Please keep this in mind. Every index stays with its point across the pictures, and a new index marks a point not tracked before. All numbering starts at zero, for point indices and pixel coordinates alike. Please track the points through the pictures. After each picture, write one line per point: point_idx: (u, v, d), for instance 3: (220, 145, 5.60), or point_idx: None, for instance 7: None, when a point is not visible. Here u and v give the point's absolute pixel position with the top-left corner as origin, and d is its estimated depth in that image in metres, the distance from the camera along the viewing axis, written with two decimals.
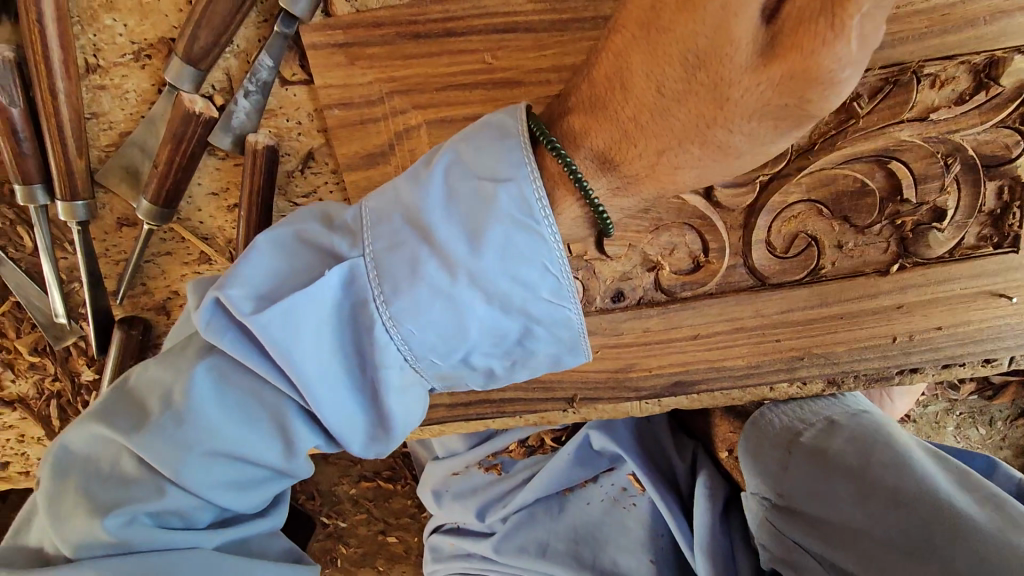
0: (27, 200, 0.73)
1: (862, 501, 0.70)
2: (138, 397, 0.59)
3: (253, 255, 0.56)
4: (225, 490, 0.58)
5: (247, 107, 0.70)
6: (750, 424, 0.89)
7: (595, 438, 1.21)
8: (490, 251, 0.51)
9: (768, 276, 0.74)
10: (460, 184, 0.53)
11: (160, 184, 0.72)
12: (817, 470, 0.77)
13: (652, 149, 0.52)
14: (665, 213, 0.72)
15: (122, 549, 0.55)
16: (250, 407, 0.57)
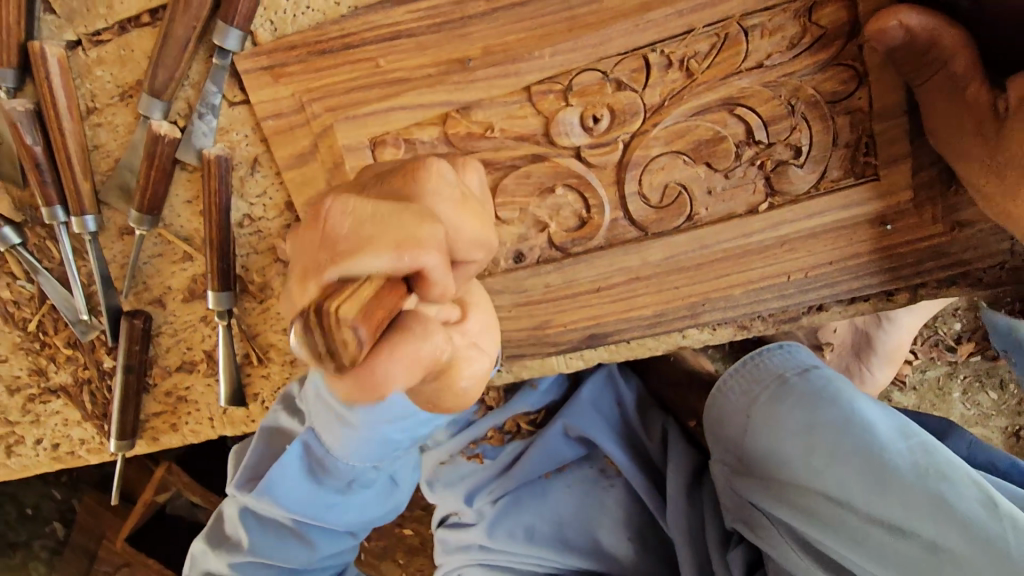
0: (50, 218, 0.94)
1: (810, 457, 0.83)
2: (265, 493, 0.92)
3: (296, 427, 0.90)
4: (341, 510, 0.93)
5: (202, 126, 0.87)
6: (714, 394, 0.97)
7: (570, 427, 1.24)
8: (369, 409, 0.80)
9: (647, 225, 0.82)
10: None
11: (142, 195, 0.90)
12: (774, 433, 0.88)
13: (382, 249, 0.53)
14: (546, 177, 0.82)
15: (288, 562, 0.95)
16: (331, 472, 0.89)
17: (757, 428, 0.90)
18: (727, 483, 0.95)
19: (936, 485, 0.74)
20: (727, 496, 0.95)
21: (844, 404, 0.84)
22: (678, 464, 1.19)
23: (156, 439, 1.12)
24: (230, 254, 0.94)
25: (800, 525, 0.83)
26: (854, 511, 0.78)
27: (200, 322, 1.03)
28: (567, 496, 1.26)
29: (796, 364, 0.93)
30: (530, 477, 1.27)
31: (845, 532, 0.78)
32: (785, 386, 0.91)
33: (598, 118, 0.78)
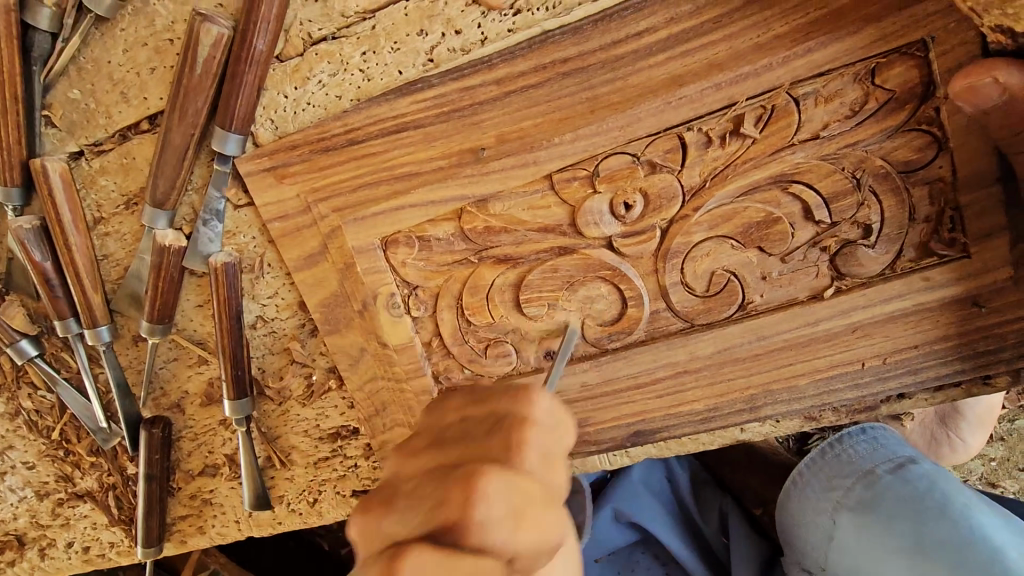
0: (65, 331, 0.91)
1: (916, 575, 0.81)
2: None
3: None
4: None
5: (207, 233, 0.83)
6: (790, 484, 1.02)
7: (622, 512, 1.14)
8: None
9: (694, 317, 0.72)
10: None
11: (152, 306, 0.86)
12: (869, 542, 0.87)
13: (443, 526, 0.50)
14: (575, 270, 0.73)
15: None
16: None
17: (847, 538, 0.91)
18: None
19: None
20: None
21: (952, 513, 0.83)
22: (743, 552, 1.10)
23: (183, 541, 1.07)
24: (243, 360, 0.88)
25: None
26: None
27: (220, 425, 0.98)
28: None
29: (888, 460, 0.95)
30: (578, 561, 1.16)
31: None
32: (879, 489, 0.91)
33: (631, 205, 0.69)
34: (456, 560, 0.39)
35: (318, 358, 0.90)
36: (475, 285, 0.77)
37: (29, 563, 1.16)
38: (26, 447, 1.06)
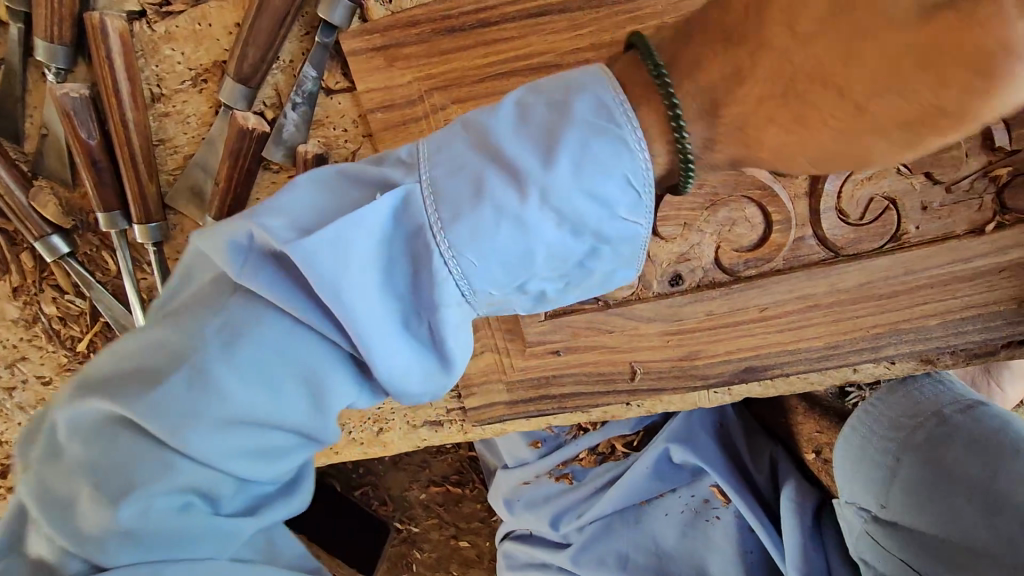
0: (110, 226, 0.79)
1: (988, 515, 0.71)
2: (148, 384, 0.47)
3: (296, 191, 0.50)
4: (244, 460, 0.49)
5: (296, 118, 0.72)
6: (851, 429, 0.88)
7: (675, 450, 1.13)
8: (505, 210, 0.46)
9: (842, 246, 0.69)
10: (538, 115, 0.47)
11: (221, 202, 0.75)
12: (936, 480, 0.77)
13: (763, 115, 0.45)
14: (721, 187, 0.68)
15: (135, 541, 0.47)
16: (275, 370, 0.48)
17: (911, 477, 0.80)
18: (861, 534, 0.85)
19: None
20: (866, 545, 0.85)
21: None
22: (800, 493, 1.07)
23: None
24: None
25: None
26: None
27: None
28: (665, 525, 1.16)
29: (956, 403, 0.83)
30: (625, 500, 1.17)
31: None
32: (948, 433, 0.80)
33: None
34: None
35: None
36: None
37: (3, 499, 0.98)
38: (42, 360, 0.93)
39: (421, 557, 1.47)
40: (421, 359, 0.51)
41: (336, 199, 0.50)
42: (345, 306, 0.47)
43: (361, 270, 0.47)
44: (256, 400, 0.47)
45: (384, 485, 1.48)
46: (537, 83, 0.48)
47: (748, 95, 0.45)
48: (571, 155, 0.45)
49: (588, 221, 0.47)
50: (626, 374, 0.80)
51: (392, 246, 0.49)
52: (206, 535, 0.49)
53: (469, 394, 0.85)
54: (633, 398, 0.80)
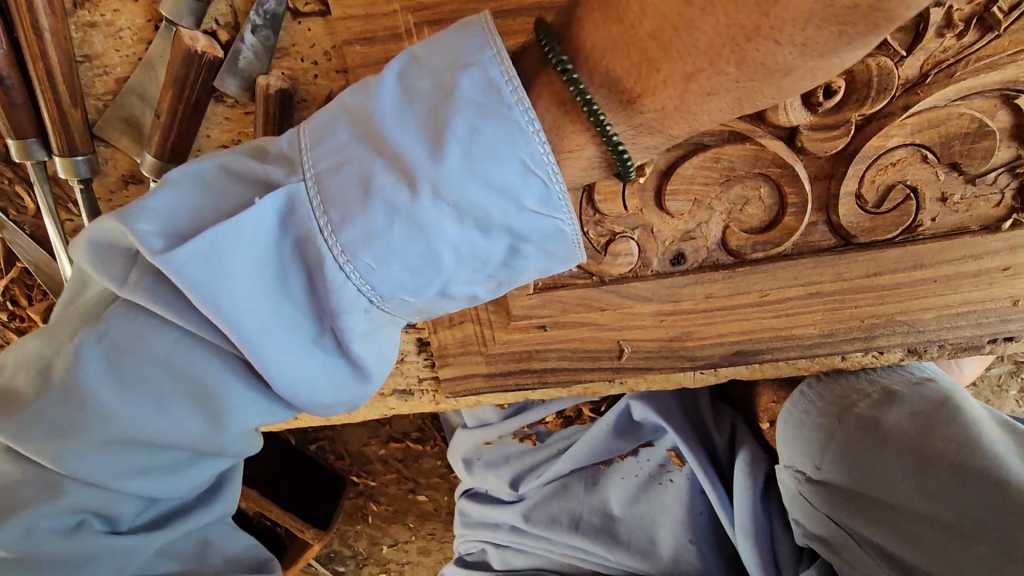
0: (23, 156, 0.66)
1: (918, 475, 0.62)
2: (38, 412, 0.49)
3: (169, 192, 0.48)
4: (136, 479, 0.51)
5: (254, 43, 0.61)
6: (795, 393, 0.77)
7: (635, 407, 1.02)
8: (400, 212, 0.46)
9: (855, 235, 0.65)
10: (424, 96, 0.45)
11: (164, 137, 0.64)
12: (869, 442, 0.68)
13: (674, 80, 0.42)
14: (739, 162, 0.62)
15: (34, 560, 0.51)
16: (161, 388, 0.49)
17: (853, 441, 0.69)
18: (795, 495, 0.75)
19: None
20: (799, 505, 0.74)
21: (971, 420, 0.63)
22: (756, 463, 0.95)
23: None
24: None
25: (893, 544, 0.62)
26: (978, 542, 0.56)
27: None
28: (620, 490, 1.06)
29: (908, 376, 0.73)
30: (583, 462, 1.09)
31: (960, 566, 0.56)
32: (894, 399, 0.70)
33: (833, 91, 0.57)
34: None
35: None
36: None
37: None
38: None
39: (376, 510, 1.45)
40: (330, 367, 0.51)
41: (214, 197, 0.48)
42: (228, 316, 0.46)
43: (246, 274, 0.47)
44: (145, 417, 0.49)
45: (342, 441, 1.42)
46: (421, 61, 0.46)
47: (672, 79, 0.42)
48: (458, 141, 0.44)
49: (487, 212, 0.46)
50: (612, 352, 0.75)
51: (282, 247, 0.48)
52: (105, 549, 0.53)
53: (442, 365, 0.79)
54: (618, 376, 0.76)
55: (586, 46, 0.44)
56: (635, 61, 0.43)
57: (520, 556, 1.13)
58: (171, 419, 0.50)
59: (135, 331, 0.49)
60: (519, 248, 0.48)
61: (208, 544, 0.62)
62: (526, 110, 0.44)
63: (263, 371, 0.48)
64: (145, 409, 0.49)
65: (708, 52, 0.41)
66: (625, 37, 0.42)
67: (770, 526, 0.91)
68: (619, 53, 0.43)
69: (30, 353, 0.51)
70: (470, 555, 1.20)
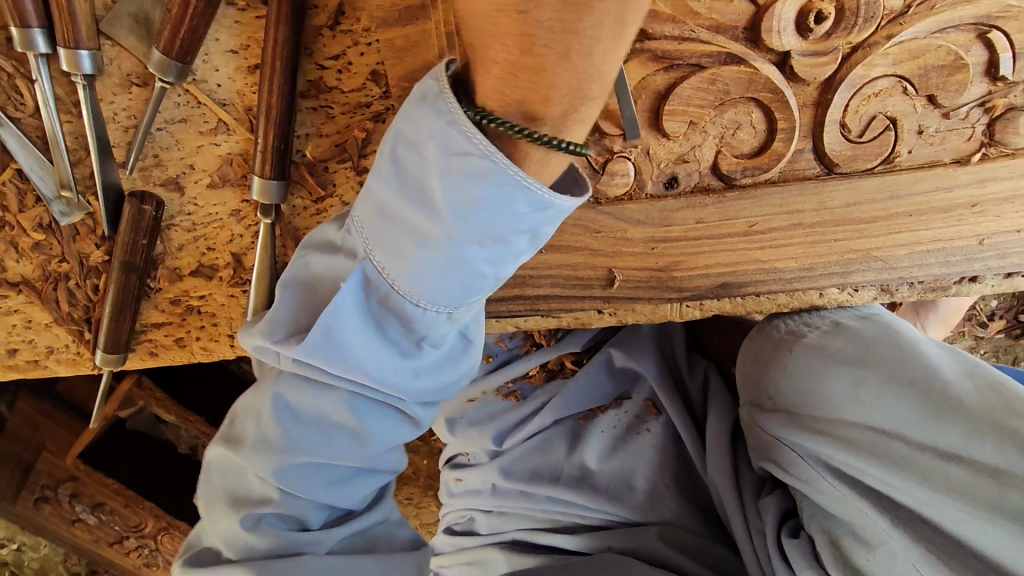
0: (26, 47, 0.66)
1: (852, 391, 0.67)
2: (255, 442, 0.66)
3: (287, 296, 0.65)
4: (323, 488, 0.68)
5: None
6: (756, 330, 0.80)
7: (617, 358, 1.06)
8: (437, 260, 0.55)
9: (837, 164, 0.69)
10: (420, 162, 0.53)
11: (173, 33, 0.65)
12: (814, 368, 0.71)
13: (559, 57, 0.44)
14: (733, 86, 0.65)
15: (267, 550, 0.67)
16: (325, 418, 0.65)
17: (798, 367, 0.72)
18: (753, 424, 0.77)
19: (1004, 418, 0.57)
20: (756, 434, 0.77)
21: (904, 343, 0.68)
22: (727, 411, 0.98)
23: (153, 354, 0.88)
24: (289, 136, 0.70)
25: (838, 457, 0.66)
26: (905, 442, 0.62)
27: (230, 218, 0.79)
28: (599, 443, 1.04)
29: (854, 311, 0.76)
30: (565, 414, 1.06)
31: (890, 460, 0.62)
32: (843, 330, 0.73)
33: (823, 18, 0.61)
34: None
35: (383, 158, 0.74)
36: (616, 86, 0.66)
37: None
38: None
39: None
40: (429, 368, 0.63)
41: (321, 284, 0.64)
42: (346, 365, 0.61)
43: (354, 335, 0.60)
44: (311, 443, 0.65)
45: None
46: (404, 134, 0.54)
47: (558, 62, 0.45)
48: (456, 194, 0.51)
49: (504, 229, 0.52)
50: (604, 280, 0.76)
51: (370, 305, 0.60)
52: (307, 540, 0.68)
53: None
54: (608, 305, 0.77)
55: (486, 92, 0.50)
56: (528, 73, 0.46)
57: (498, 515, 1.08)
58: (326, 450, 0.66)
59: (300, 387, 0.65)
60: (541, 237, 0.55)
61: (379, 541, 0.75)
62: (479, 145, 0.48)
63: (379, 387, 0.62)
64: (311, 445, 0.65)
65: (563, 27, 0.43)
66: (513, 68, 0.46)
67: (734, 466, 0.92)
68: (517, 79, 0.47)
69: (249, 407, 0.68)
70: (455, 527, 1.14)
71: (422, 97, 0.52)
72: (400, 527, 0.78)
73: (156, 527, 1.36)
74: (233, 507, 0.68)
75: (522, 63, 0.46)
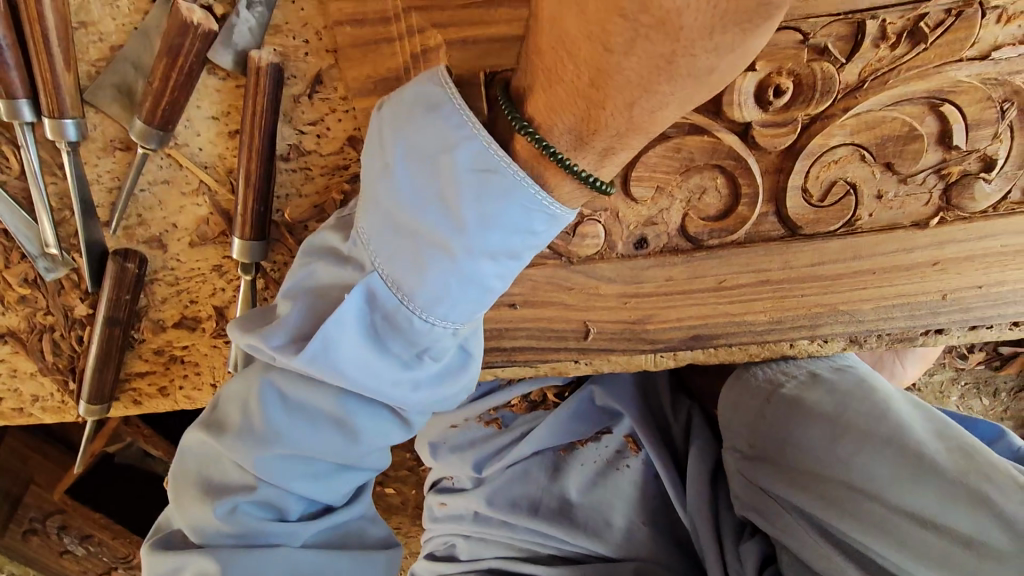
0: (11, 116, 0.68)
1: (833, 443, 0.69)
2: (240, 429, 0.67)
3: (290, 304, 0.64)
4: (305, 481, 0.69)
5: (251, 20, 0.65)
6: (734, 377, 0.82)
7: (598, 395, 1.07)
8: (443, 270, 0.57)
9: (801, 226, 0.71)
10: (430, 175, 0.55)
11: (155, 103, 0.67)
12: (795, 420, 0.74)
13: (619, 110, 0.48)
14: (698, 153, 0.67)
15: (241, 539, 0.68)
16: (314, 415, 0.66)
17: (784, 418, 0.75)
18: (736, 471, 0.80)
19: (974, 482, 0.61)
20: (740, 483, 0.80)
21: (880, 401, 0.70)
22: (704, 449, 1.00)
23: (137, 402, 0.90)
24: (269, 198, 0.72)
25: (818, 511, 0.69)
26: (882, 502, 0.64)
27: (212, 272, 0.81)
28: (579, 477, 1.05)
29: (834, 363, 0.77)
30: (545, 447, 1.08)
31: (871, 521, 0.65)
32: (821, 381, 0.75)
33: (782, 91, 0.63)
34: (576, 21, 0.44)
35: None
36: None
37: None
38: None
39: None
40: (432, 383, 0.65)
41: (322, 295, 0.64)
42: (349, 377, 0.62)
43: (360, 347, 0.61)
44: (297, 438, 0.66)
45: None
46: (415, 144, 0.55)
47: (616, 115, 0.48)
48: (466, 205, 0.54)
49: (509, 239, 0.56)
50: (579, 333, 0.78)
51: (372, 319, 0.61)
52: (282, 530, 0.69)
53: None
54: (583, 357, 0.78)
55: (537, 106, 0.52)
56: (584, 109, 0.49)
57: (473, 542, 1.09)
58: (320, 445, 0.67)
59: (294, 388, 0.66)
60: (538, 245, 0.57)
61: (351, 536, 0.76)
62: (504, 163, 0.52)
63: (380, 396, 0.64)
64: (304, 439, 0.66)
65: (637, 83, 0.45)
66: (572, 99, 0.49)
67: (712, 506, 0.95)
68: (574, 109, 0.49)
69: (234, 396, 0.68)
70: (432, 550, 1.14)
71: (426, 105, 0.54)
72: (372, 524, 0.79)
73: None
74: (210, 493, 0.68)
75: (585, 102, 0.48)
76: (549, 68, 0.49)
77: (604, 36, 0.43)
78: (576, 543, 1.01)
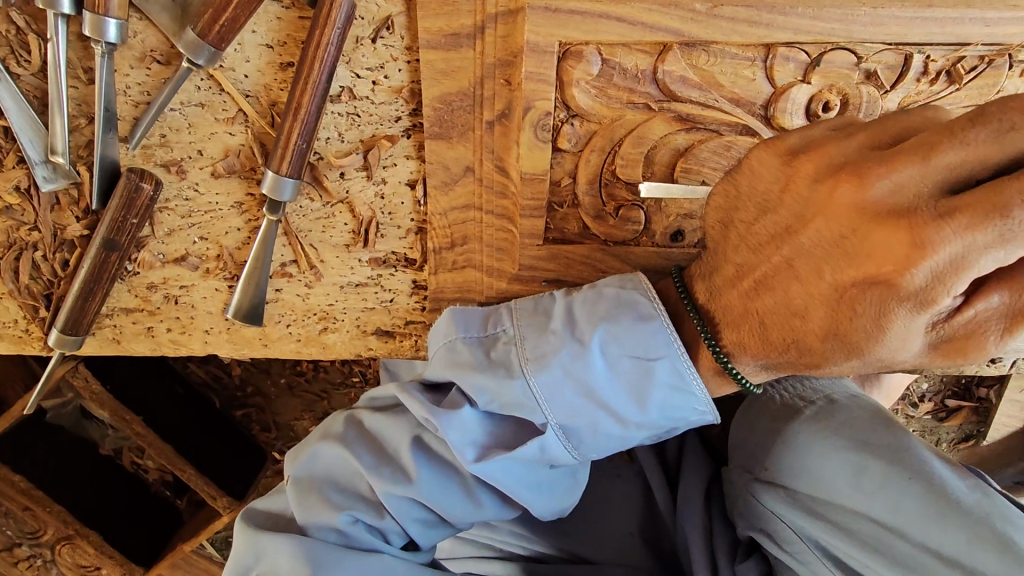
0: (47, 4, 0.63)
1: (856, 479, 0.67)
2: (378, 459, 0.70)
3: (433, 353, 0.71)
4: (420, 516, 0.70)
5: None
6: (749, 399, 0.82)
7: None
8: (609, 385, 0.64)
9: None
10: (622, 360, 0.64)
11: (212, 18, 0.63)
12: (817, 446, 0.71)
13: (766, 297, 0.61)
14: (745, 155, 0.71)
15: (347, 541, 0.68)
16: (447, 456, 0.69)
17: (800, 443, 0.73)
18: (746, 492, 0.77)
19: (998, 524, 0.59)
20: (749, 502, 0.76)
21: (900, 433, 0.68)
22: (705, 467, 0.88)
23: (114, 341, 0.85)
24: (313, 137, 0.70)
25: (837, 543, 0.67)
26: (906, 539, 0.63)
27: (232, 210, 0.77)
28: None
29: (848, 391, 0.78)
30: None
31: (894, 559, 0.63)
32: (837, 407, 0.74)
33: (829, 107, 0.68)
34: (813, 157, 0.56)
35: (400, 164, 0.76)
36: (641, 136, 0.70)
37: None
38: None
39: None
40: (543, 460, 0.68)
41: (452, 351, 0.68)
42: (480, 434, 0.67)
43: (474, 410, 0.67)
44: (427, 483, 0.68)
45: (270, 412, 1.41)
46: (604, 319, 0.64)
47: (745, 299, 0.62)
48: (639, 396, 0.64)
49: (672, 414, 0.65)
50: None
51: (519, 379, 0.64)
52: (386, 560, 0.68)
53: (437, 307, 0.86)
54: None
55: None
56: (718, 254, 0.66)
57: (451, 538, 0.91)
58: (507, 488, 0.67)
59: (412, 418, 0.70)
60: (677, 369, 0.63)
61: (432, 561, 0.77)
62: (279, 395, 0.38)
63: (479, 463, 0.65)
64: (505, 483, 0.66)
65: (826, 231, 0.55)
66: (730, 248, 0.64)
67: (709, 521, 0.82)
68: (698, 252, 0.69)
69: (359, 424, 0.73)
70: None
71: (600, 284, 0.68)
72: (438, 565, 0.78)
73: (56, 537, 1.22)
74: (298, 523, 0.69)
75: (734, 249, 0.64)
76: (743, 220, 0.63)
77: (764, 197, 0.60)
78: (545, 543, 0.87)
